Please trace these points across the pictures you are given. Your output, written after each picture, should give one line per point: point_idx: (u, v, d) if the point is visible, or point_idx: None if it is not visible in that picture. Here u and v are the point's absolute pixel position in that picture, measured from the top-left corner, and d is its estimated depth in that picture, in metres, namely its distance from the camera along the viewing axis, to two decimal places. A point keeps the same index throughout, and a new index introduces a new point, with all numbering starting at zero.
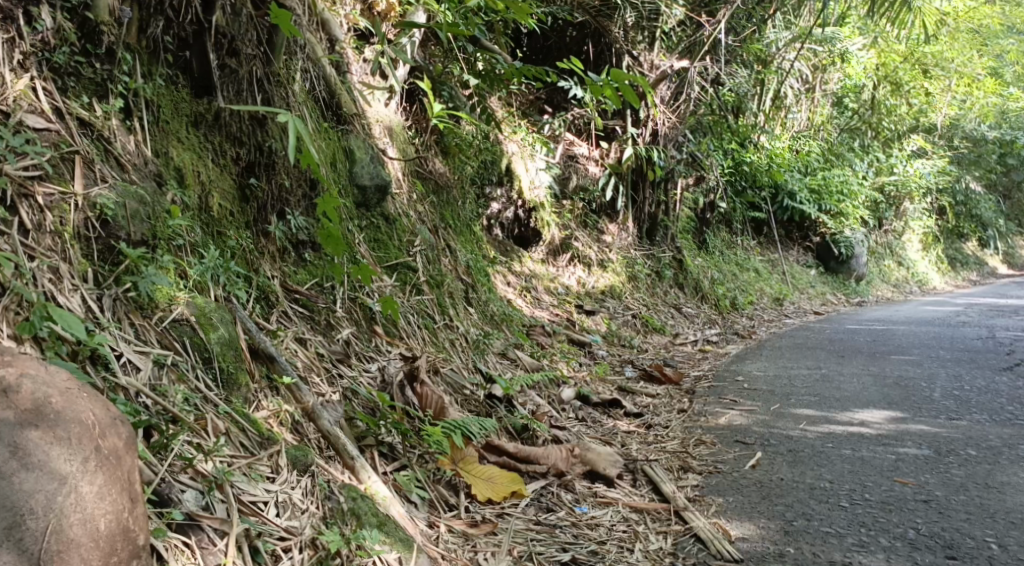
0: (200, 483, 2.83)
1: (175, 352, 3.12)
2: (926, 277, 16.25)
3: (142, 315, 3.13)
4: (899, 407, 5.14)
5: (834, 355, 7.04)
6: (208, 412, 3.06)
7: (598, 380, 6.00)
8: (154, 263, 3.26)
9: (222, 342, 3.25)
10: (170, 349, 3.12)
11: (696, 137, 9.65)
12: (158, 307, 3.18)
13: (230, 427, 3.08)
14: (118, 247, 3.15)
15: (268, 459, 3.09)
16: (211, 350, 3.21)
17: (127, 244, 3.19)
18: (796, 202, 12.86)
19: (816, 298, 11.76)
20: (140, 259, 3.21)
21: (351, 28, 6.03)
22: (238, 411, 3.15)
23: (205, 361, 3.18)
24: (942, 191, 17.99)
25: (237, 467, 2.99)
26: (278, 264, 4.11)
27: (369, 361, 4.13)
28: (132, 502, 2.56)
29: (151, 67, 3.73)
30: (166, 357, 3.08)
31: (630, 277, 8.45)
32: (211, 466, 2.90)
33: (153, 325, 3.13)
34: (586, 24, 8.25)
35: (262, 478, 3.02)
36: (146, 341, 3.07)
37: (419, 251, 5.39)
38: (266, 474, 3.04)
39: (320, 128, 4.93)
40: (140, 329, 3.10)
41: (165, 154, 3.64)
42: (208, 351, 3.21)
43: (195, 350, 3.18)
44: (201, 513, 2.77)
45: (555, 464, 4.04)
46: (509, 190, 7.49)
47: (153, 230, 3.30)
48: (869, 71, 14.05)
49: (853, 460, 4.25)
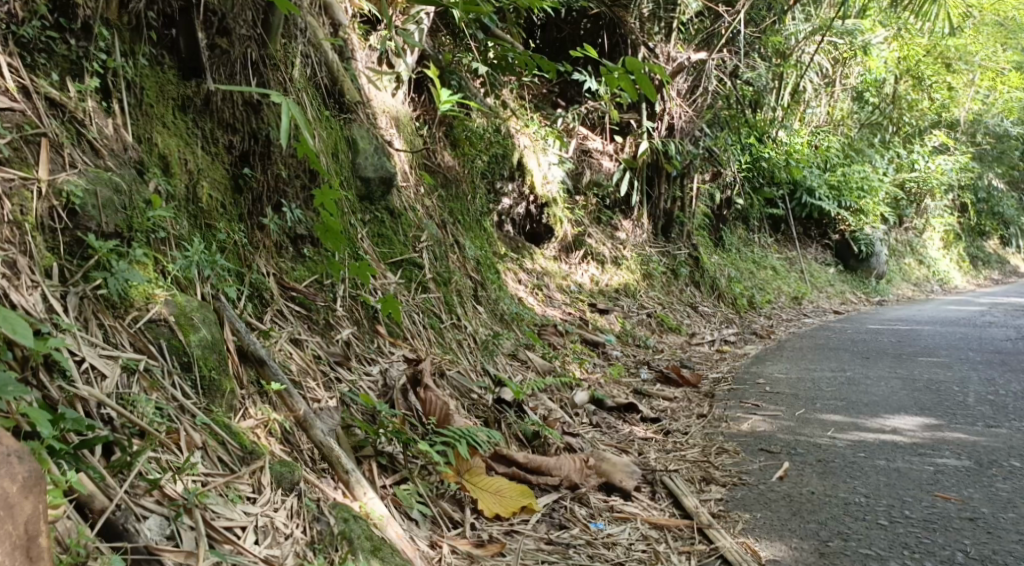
0: (167, 508, 2.59)
1: (149, 357, 2.87)
2: (946, 275, 15.91)
3: (113, 313, 2.88)
4: (932, 413, 4.85)
5: (859, 356, 6.73)
6: (184, 423, 2.81)
7: (613, 382, 5.73)
8: (128, 257, 3.01)
9: (204, 344, 2.99)
10: (143, 353, 2.87)
11: (713, 131, 9.28)
12: (132, 306, 2.92)
13: (207, 440, 2.83)
14: (86, 239, 2.90)
15: (249, 477, 2.83)
16: (191, 353, 2.96)
17: (97, 237, 2.94)
18: (814, 199, 12.53)
19: (836, 297, 11.44)
20: (111, 252, 2.96)
21: (357, 14, 5.76)
22: (219, 421, 2.90)
23: (183, 365, 2.93)
24: (964, 188, 17.64)
25: (213, 487, 2.73)
26: (274, 259, 3.85)
27: (371, 363, 3.87)
28: (29, 559, 2.23)
29: (134, 45, 3.47)
30: (139, 362, 2.82)
31: (645, 274, 8.17)
32: (181, 487, 2.66)
33: (125, 325, 2.88)
34: (601, 15, 7.93)
35: (240, 499, 2.76)
36: (115, 344, 2.83)
37: (425, 247, 5.12)
38: (246, 494, 2.79)
39: (322, 116, 4.66)
40: (110, 330, 2.85)
41: (148, 141, 3.39)
42: (187, 355, 2.95)
43: (172, 354, 2.93)
44: (163, 546, 2.51)
45: (568, 476, 3.77)
46: (520, 184, 7.21)
47: (129, 222, 3.05)
48: (891, 65, 13.74)
49: (889, 472, 3.99)
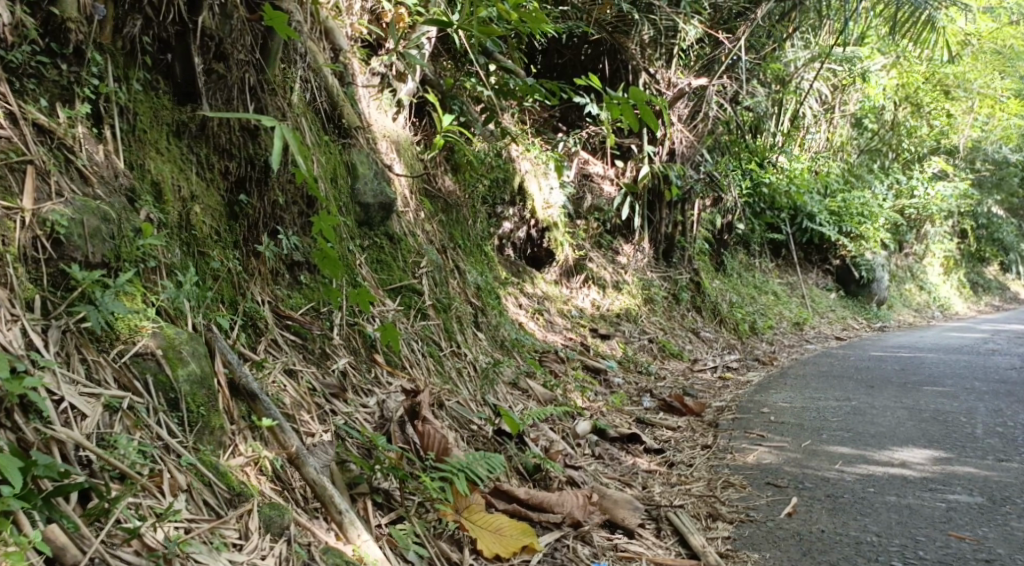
0: (146, 560, 2.50)
1: (133, 394, 2.80)
2: (947, 301, 15.82)
3: (97, 347, 2.81)
4: (941, 446, 4.74)
5: (864, 385, 6.61)
6: (169, 464, 2.73)
7: (616, 410, 5.62)
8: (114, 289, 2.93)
9: (193, 379, 2.91)
10: (128, 390, 2.80)
11: (714, 156, 9.23)
12: (118, 340, 2.85)
13: (192, 482, 2.75)
14: (69, 270, 2.82)
15: (236, 522, 2.75)
16: (179, 389, 2.88)
17: (83, 267, 2.87)
18: (815, 224, 12.44)
19: (837, 322, 11.34)
20: (97, 283, 2.88)
21: (358, 38, 5.70)
22: (206, 461, 2.82)
23: (170, 402, 2.85)
24: (964, 214, 17.60)
25: (196, 535, 2.65)
26: (270, 287, 3.76)
27: (368, 394, 3.77)
28: None
29: (127, 69, 3.39)
30: (122, 400, 2.76)
31: (646, 299, 8.08)
32: (161, 535, 2.57)
33: (110, 360, 2.81)
34: (602, 42, 7.89)
35: (226, 546, 2.67)
36: (98, 381, 2.76)
37: (425, 273, 5.03)
38: (233, 541, 2.70)
39: (321, 141, 4.58)
40: (93, 366, 2.78)
41: (140, 168, 3.31)
42: (174, 391, 2.87)
43: (159, 390, 2.85)
44: None
45: (570, 513, 3.66)
46: (521, 209, 7.13)
47: (117, 252, 2.97)
48: (889, 92, 13.71)
49: (900, 509, 3.88)
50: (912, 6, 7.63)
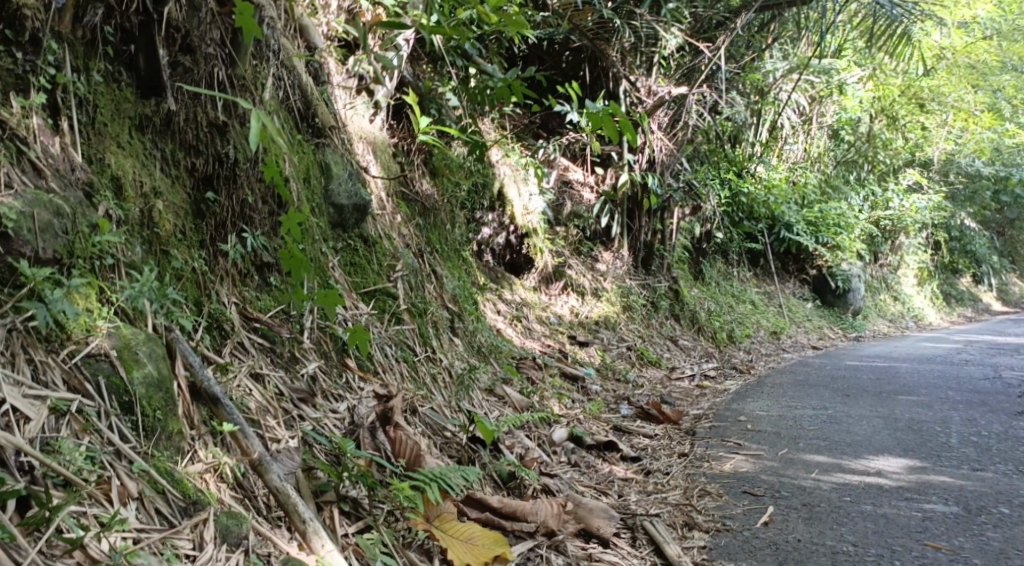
0: None
1: (83, 397, 2.68)
2: (922, 312, 15.83)
3: (46, 347, 2.70)
4: (918, 455, 4.66)
5: (840, 394, 6.54)
6: (119, 471, 2.62)
7: (593, 418, 5.51)
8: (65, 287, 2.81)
9: (149, 381, 2.80)
10: (78, 392, 2.69)
11: (693, 165, 9.15)
12: (70, 339, 2.74)
13: (144, 490, 2.64)
14: (19, 266, 2.69)
15: (189, 532, 2.64)
16: (133, 392, 2.76)
17: (33, 263, 2.75)
18: (793, 234, 12.42)
19: (814, 332, 11.29)
20: (46, 280, 2.76)
21: (335, 38, 5.61)
22: (160, 468, 2.71)
23: (125, 406, 2.74)
24: (938, 226, 17.64)
25: (146, 545, 2.54)
26: (238, 289, 3.64)
27: (338, 400, 3.66)
28: None
29: (87, 60, 3.28)
30: (71, 403, 2.65)
31: (625, 306, 7.98)
32: (106, 546, 2.47)
33: (59, 361, 2.70)
34: (583, 48, 7.84)
35: (177, 557, 2.57)
36: (46, 383, 2.65)
37: (400, 277, 4.92)
38: (185, 551, 2.60)
39: (294, 141, 4.47)
40: (41, 367, 2.66)
41: (100, 162, 3.20)
42: (129, 395, 2.76)
43: (112, 393, 2.73)
44: None
45: (544, 522, 3.58)
46: (500, 215, 7.03)
47: (71, 248, 2.85)
48: (867, 104, 13.72)
49: (876, 518, 3.81)
50: (888, 18, 7.52)
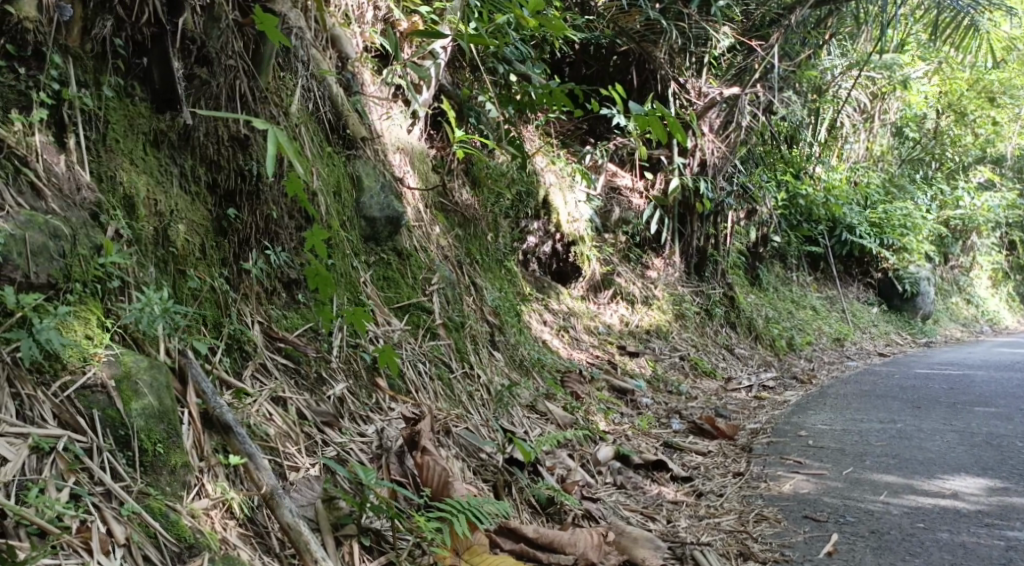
0: None
1: (73, 432, 2.64)
2: (995, 316, 15.33)
3: (36, 380, 2.65)
4: (996, 474, 4.39)
5: (909, 405, 6.23)
6: (106, 515, 2.55)
7: (642, 434, 5.30)
8: (53, 315, 2.73)
9: (148, 413, 2.74)
10: (68, 427, 2.64)
11: (748, 167, 8.86)
12: (65, 369, 2.69)
13: (134, 534, 2.56)
14: (6, 297, 2.65)
15: None
16: (131, 425, 2.71)
17: (22, 289, 2.71)
18: (855, 236, 11.91)
19: (880, 338, 10.92)
20: (36, 308, 2.71)
21: (370, 48, 5.41)
22: (154, 509, 2.63)
23: (121, 440, 2.68)
24: (1013, 225, 17.05)
25: None
26: (263, 307, 3.50)
27: (366, 422, 3.49)
28: None
29: (97, 75, 3.20)
30: (57, 440, 2.60)
31: (677, 314, 7.74)
32: None
33: (49, 394, 2.65)
34: (630, 51, 7.63)
35: None
36: (32, 419, 2.60)
37: (436, 290, 4.74)
38: None
39: (324, 152, 4.32)
40: (28, 401, 2.61)
41: (111, 180, 3.09)
42: (125, 426, 2.70)
43: (107, 426, 2.68)
44: None
45: (584, 553, 3.39)
46: (546, 223, 6.82)
47: (67, 271, 2.81)
48: (930, 99, 13.49)
49: (953, 548, 3.61)
50: (954, 11, 7.26)
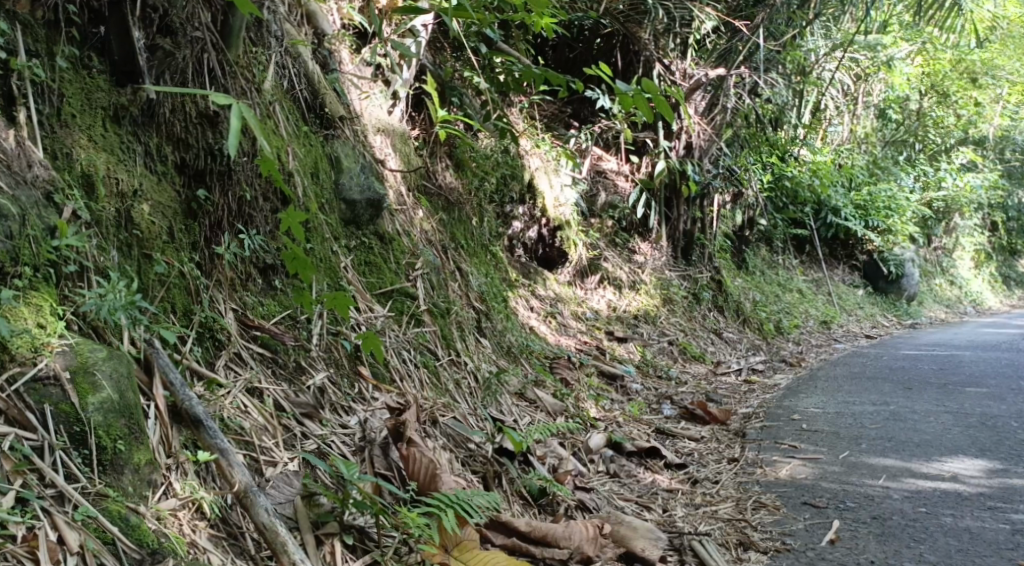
0: None
1: (23, 429, 2.44)
2: (978, 297, 15.26)
3: None
4: (995, 456, 4.23)
5: (900, 387, 6.08)
6: (58, 519, 2.37)
7: (634, 421, 5.13)
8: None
9: (107, 407, 2.54)
10: (17, 424, 2.45)
11: (733, 149, 8.51)
12: (13, 362, 2.49)
13: (88, 539, 2.38)
14: None
15: None
16: (87, 421, 2.51)
17: None
18: (840, 219, 11.84)
19: (866, 320, 10.77)
20: None
21: (349, 26, 5.25)
22: (113, 512, 2.44)
23: (76, 438, 2.49)
24: (994, 206, 17.00)
25: None
26: (237, 293, 3.29)
27: (348, 414, 3.30)
28: None
29: (50, 45, 3.00)
30: (4, 438, 2.40)
31: (665, 298, 7.57)
32: None
33: None
34: (614, 33, 7.49)
35: None
36: None
37: (420, 276, 4.53)
38: None
39: (300, 131, 4.11)
40: None
41: (66, 158, 2.91)
42: (82, 421, 2.51)
43: (61, 422, 2.49)
44: None
45: (579, 547, 3.23)
46: (532, 207, 6.62)
47: (14, 254, 2.62)
48: (912, 81, 13.36)
49: (958, 532, 3.45)
50: None
